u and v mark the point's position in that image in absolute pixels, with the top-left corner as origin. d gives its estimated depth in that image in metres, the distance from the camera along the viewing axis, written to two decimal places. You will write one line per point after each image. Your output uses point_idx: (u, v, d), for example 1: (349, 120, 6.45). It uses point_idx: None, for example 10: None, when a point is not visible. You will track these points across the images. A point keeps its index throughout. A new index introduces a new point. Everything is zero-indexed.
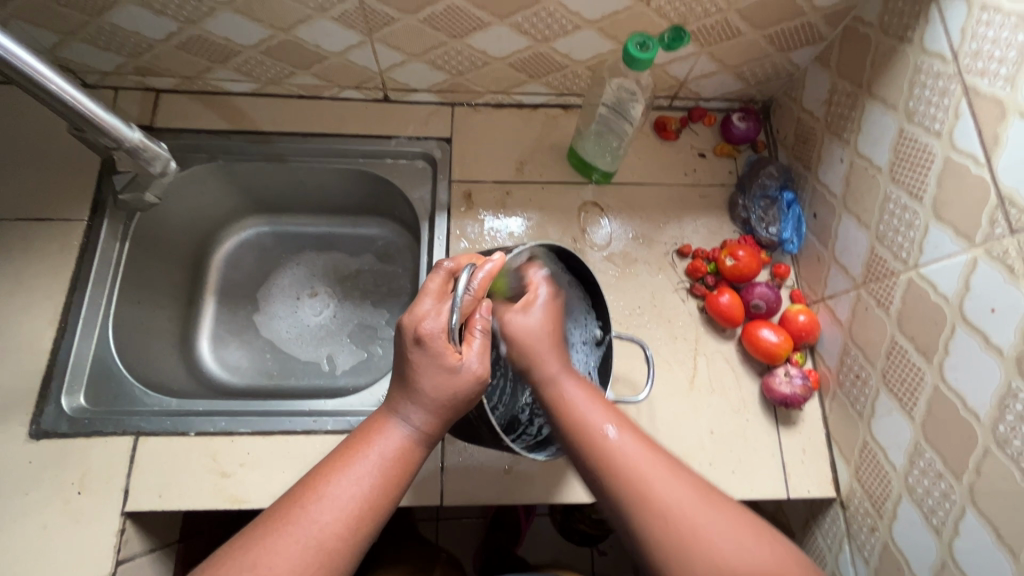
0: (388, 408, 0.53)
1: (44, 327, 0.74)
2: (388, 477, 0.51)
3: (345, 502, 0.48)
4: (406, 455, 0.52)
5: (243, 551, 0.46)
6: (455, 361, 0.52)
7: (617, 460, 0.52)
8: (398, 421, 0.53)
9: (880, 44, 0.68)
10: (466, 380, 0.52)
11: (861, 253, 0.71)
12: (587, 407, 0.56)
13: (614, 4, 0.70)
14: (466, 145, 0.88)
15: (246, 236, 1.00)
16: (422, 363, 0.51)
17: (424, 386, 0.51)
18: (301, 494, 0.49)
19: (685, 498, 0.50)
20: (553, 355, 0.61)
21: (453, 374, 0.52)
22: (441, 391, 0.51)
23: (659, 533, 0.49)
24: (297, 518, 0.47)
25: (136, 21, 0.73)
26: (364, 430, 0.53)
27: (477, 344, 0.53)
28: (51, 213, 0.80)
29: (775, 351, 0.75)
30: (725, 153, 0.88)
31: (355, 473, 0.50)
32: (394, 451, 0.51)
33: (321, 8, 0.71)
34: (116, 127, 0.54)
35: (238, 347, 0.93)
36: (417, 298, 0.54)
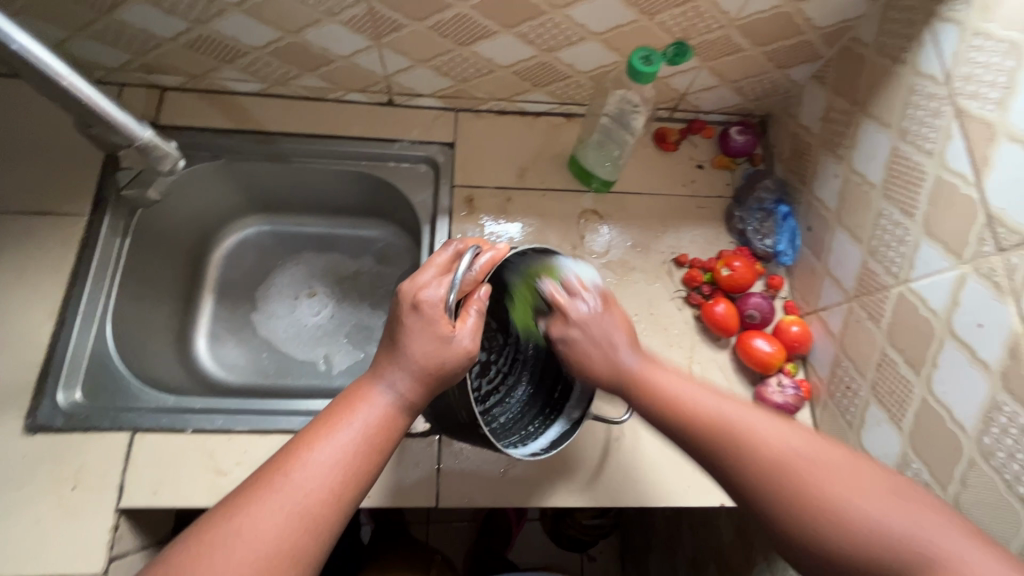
0: (372, 376, 0.53)
1: (42, 322, 0.74)
2: (374, 444, 0.50)
3: (330, 468, 0.47)
4: (391, 422, 0.52)
5: (226, 520, 0.44)
6: (447, 332, 0.53)
7: (731, 430, 0.52)
8: (382, 388, 0.52)
9: (876, 64, 0.69)
10: (454, 351, 0.53)
11: (854, 267, 0.72)
12: (685, 390, 0.57)
13: (618, 17, 0.72)
14: (469, 150, 0.89)
15: (246, 235, 1.00)
16: (415, 327, 0.53)
17: (413, 350, 0.52)
18: (282, 462, 0.48)
19: (804, 449, 0.50)
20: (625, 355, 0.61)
21: (443, 343, 0.52)
22: (430, 359, 0.52)
23: (776, 479, 0.48)
24: (280, 485, 0.46)
25: (145, 19, 0.74)
26: (345, 398, 0.52)
27: (470, 322, 0.54)
28: (51, 207, 0.80)
29: (768, 360, 0.76)
30: (723, 165, 0.90)
31: (339, 440, 0.49)
32: (380, 417, 0.51)
33: (330, 12, 0.72)
34: (129, 126, 0.56)
35: (235, 345, 0.93)
36: (420, 268, 0.57)
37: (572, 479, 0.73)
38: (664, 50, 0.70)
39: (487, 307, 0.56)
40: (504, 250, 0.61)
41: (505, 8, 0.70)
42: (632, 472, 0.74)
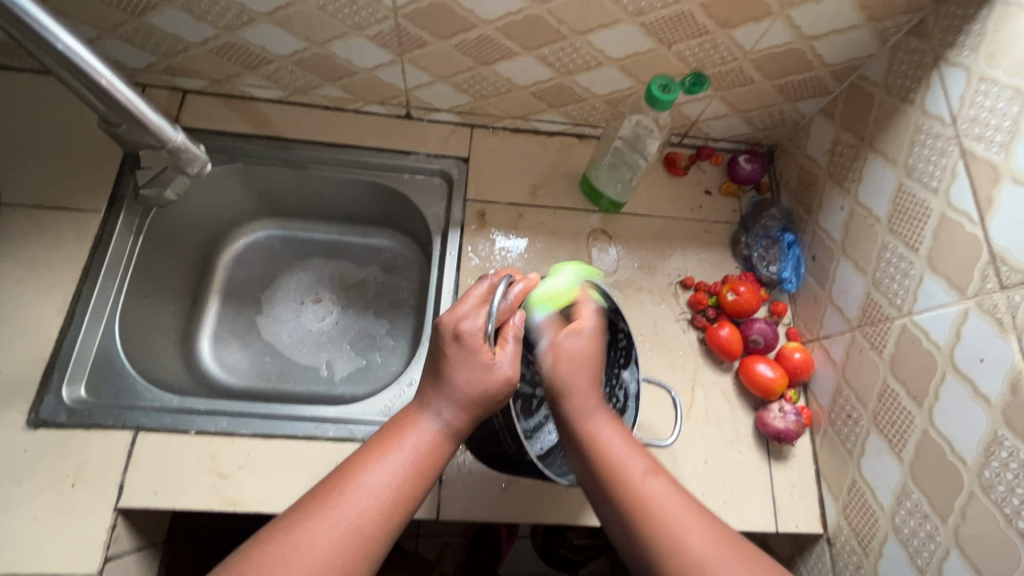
0: (421, 403, 0.55)
1: (52, 316, 0.74)
2: (423, 469, 0.52)
3: (381, 489, 0.49)
4: (438, 449, 0.53)
5: (283, 534, 0.45)
6: (490, 360, 0.54)
7: (651, 500, 0.51)
8: (430, 415, 0.54)
9: (884, 102, 0.72)
10: (496, 378, 0.54)
11: (858, 297, 0.74)
12: (621, 448, 0.55)
13: (637, 45, 0.74)
14: (482, 166, 0.90)
15: (256, 238, 1.01)
16: (458, 358, 0.54)
17: (458, 380, 0.53)
18: (335, 481, 0.49)
19: (709, 547, 0.48)
20: (591, 374, 0.61)
21: (487, 373, 0.54)
22: (473, 387, 0.53)
23: (664, 557, 0.48)
24: (335, 504, 0.47)
25: (174, 24, 0.75)
26: (395, 425, 0.54)
27: (509, 349, 0.55)
28: (67, 202, 0.80)
29: (771, 386, 0.77)
30: (730, 192, 0.92)
31: (391, 463, 0.51)
32: (428, 444, 0.53)
33: (357, 26, 0.73)
34: (162, 128, 0.58)
35: (238, 347, 0.93)
36: (459, 299, 0.57)
37: (577, 497, 0.74)
38: (682, 80, 0.74)
39: (523, 330, 0.57)
40: (535, 278, 0.62)
41: (528, 31, 0.72)
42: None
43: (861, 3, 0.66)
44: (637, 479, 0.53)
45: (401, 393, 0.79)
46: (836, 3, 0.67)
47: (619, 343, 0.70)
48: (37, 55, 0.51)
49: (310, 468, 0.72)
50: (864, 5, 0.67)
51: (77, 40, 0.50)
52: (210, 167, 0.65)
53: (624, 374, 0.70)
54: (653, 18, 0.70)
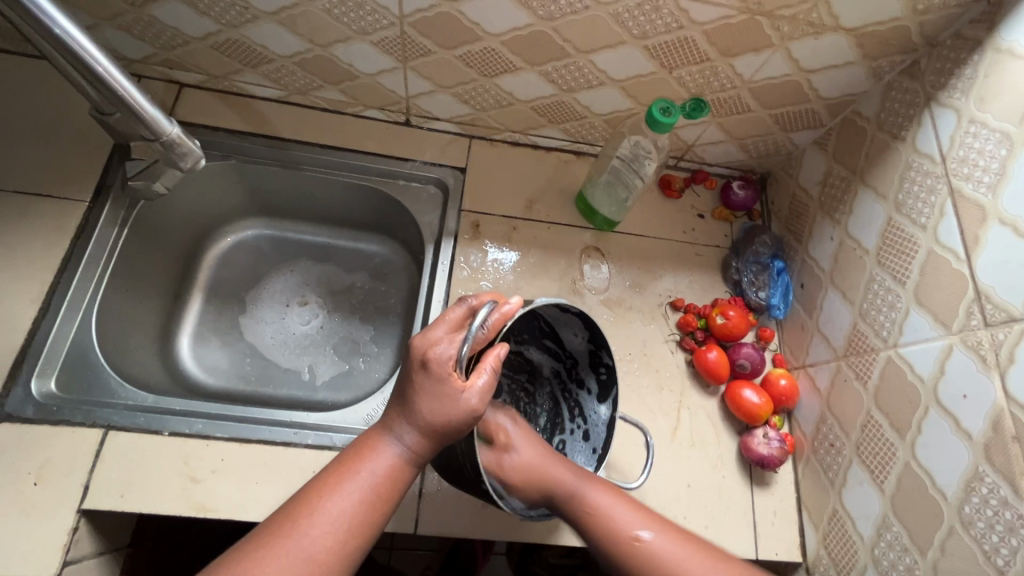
0: (382, 427, 0.54)
1: (26, 306, 0.72)
2: (384, 495, 0.51)
3: (338, 516, 0.48)
4: (400, 474, 0.53)
5: (238, 561, 0.45)
6: (457, 390, 0.52)
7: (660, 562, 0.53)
8: (391, 440, 0.53)
9: (875, 138, 0.74)
10: (461, 408, 0.53)
11: (844, 327, 0.75)
12: (614, 510, 0.57)
13: (640, 68, 0.75)
14: (479, 177, 0.90)
15: (244, 236, 0.99)
16: (424, 385, 0.53)
17: (422, 406, 0.52)
18: (293, 508, 0.49)
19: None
20: (556, 470, 0.62)
21: (452, 402, 0.52)
22: (436, 415, 0.52)
23: None
24: (289, 533, 0.47)
25: (176, 17, 0.74)
26: (356, 447, 0.54)
27: (483, 381, 0.53)
28: (50, 189, 0.78)
29: (756, 412, 0.77)
30: (723, 217, 0.93)
31: (349, 490, 0.50)
32: (390, 469, 0.52)
33: (362, 31, 0.73)
34: (156, 120, 0.56)
35: (219, 347, 0.92)
36: (433, 324, 0.56)
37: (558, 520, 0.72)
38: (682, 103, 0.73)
39: (503, 364, 0.55)
40: (519, 304, 0.57)
41: (533, 47, 0.73)
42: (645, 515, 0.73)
43: (859, 42, 0.68)
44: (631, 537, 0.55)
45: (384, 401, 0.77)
46: (834, 39, 0.68)
47: (601, 376, 0.69)
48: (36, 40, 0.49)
49: (285, 476, 0.70)
50: (860, 43, 0.68)
51: (74, 25, 0.48)
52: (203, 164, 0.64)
53: (602, 410, 0.69)
54: (657, 42, 0.70)
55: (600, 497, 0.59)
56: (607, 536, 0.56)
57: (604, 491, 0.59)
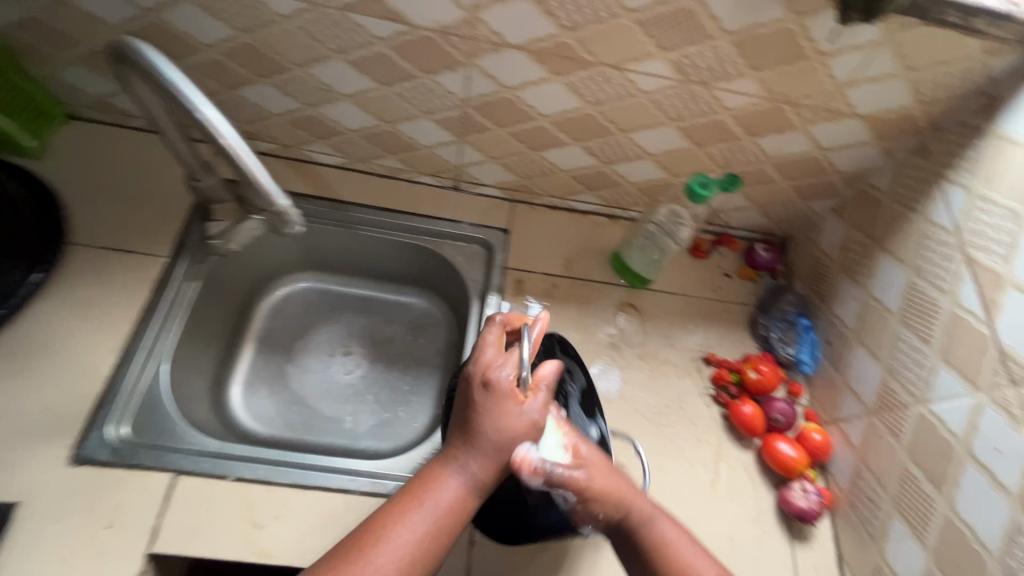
0: (447, 458, 0.58)
1: (106, 354, 0.77)
2: (447, 523, 0.55)
3: (403, 546, 0.52)
4: (467, 502, 0.56)
5: None
6: (519, 405, 0.58)
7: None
8: (455, 471, 0.57)
9: (890, 208, 0.81)
10: (524, 424, 0.58)
11: (874, 383, 0.79)
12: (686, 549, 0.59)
13: (675, 145, 0.83)
14: (521, 238, 0.97)
15: (295, 289, 1.06)
16: (489, 406, 0.58)
17: (487, 429, 0.57)
18: (362, 536, 0.53)
19: None
20: (631, 494, 0.61)
21: (519, 421, 0.58)
22: (502, 436, 0.57)
23: None
24: (357, 561, 0.51)
25: (262, 97, 0.83)
26: (421, 478, 0.57)
27: (541, 396, 0.60)
28: (134, 245, 0.85)
29: (792, 464, 0.81)
30: (748, 276, 0.99)
31: (414, 520, 0.54)
32: (455, 499, 0.56)
33: (427, 111, 0.81)
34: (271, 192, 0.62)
35: (267, 396, 0.96)
36: (480, 348, 0.63)
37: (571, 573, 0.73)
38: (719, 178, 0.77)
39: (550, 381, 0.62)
40: (547, 318, 0.68)
41: (580, 127, 0.81)
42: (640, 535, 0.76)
43: (873, 125, 0.76)
44: None
45: (434, 449, 0.80)
46: (851, 124, 0.76)
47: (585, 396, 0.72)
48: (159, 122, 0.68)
49: (342, 523, 0.72)
50: (874, 128, 0.76)
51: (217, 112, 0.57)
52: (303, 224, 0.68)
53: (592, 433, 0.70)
54: (692, 124, 0.78)
55: (671, 530, 0.60)
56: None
57: (671, 525, 0.60)
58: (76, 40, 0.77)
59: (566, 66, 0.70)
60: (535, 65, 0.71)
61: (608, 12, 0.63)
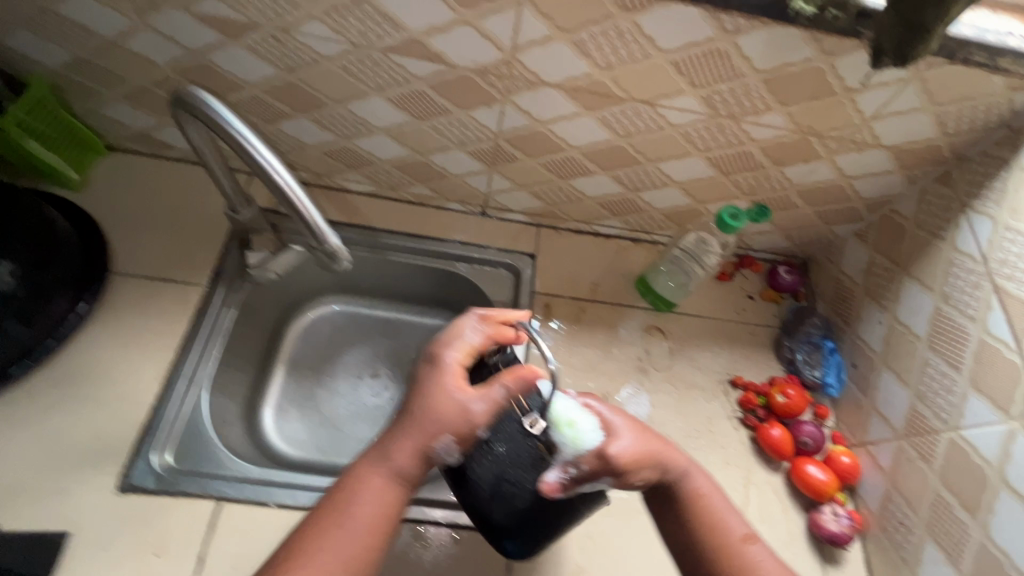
0: (372, 456, 0.58)
1: (150, 384, 0.79)
2: (378, 520, 0.55)
3: (334, 551, 0.53)
4: (395, 495, 0.57)
5: None
6: (454, 387, 0.59)
7: (758, 565, 0.60)
8: (379, 468, 0.57)
9: (915, 235, 0.82)
10: (456, 408, 0.57)
11: (902, 408, 0.80)
12: (721, 502, 0.65)
13: (701, 174, 0.84)
14: (547, 263, 0.99)
15: (322, 312, 1.08)
16: (424, 390, 0.59)
17: (416, 415, 0.58)
18: (294, 546, 0.54)
19: None
20: (670, 454, 0.64)
21: (448, 402, 0.58)
22: (433, 421, 0.57)
23: None
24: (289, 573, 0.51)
25: (299, 130, 0.85)
26: (347, 478, 0.58)
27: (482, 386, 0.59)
28: (174, 274, 0.87)
29: (823, 488, 0.81)
30: (771, 298, 1.01)
31: (341, 525, 0.54)
32: (383, 493, 0.56)
33: (460, 144, 0.83)
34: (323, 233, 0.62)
35: (298, 418, 0.98)
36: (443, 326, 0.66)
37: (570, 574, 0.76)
38: (749, 209, 0.84)
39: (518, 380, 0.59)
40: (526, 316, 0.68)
41: (609, 158, 0.83)
42: (647, 544, 0.78)
43: (898, 155, 0.77)
44: (741, 540, 0.62)
45: None
46: (876, 154, 0.78)
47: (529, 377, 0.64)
48: (208, 164, 0.70)
49: None
50: (898, 158, 0.78)
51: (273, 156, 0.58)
52: (349, 257, 0.67)
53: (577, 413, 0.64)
54: (719, 154, 0.80)
55: (706, 484, 0.65)
56: (716, 530, 0.63)
57: (704, 478, 0.66)
58: (121, 77, 0.79)
59: (599, 101, 0.72)
60: (569, 101, 0.73)
61: (643, 53, 0.65)
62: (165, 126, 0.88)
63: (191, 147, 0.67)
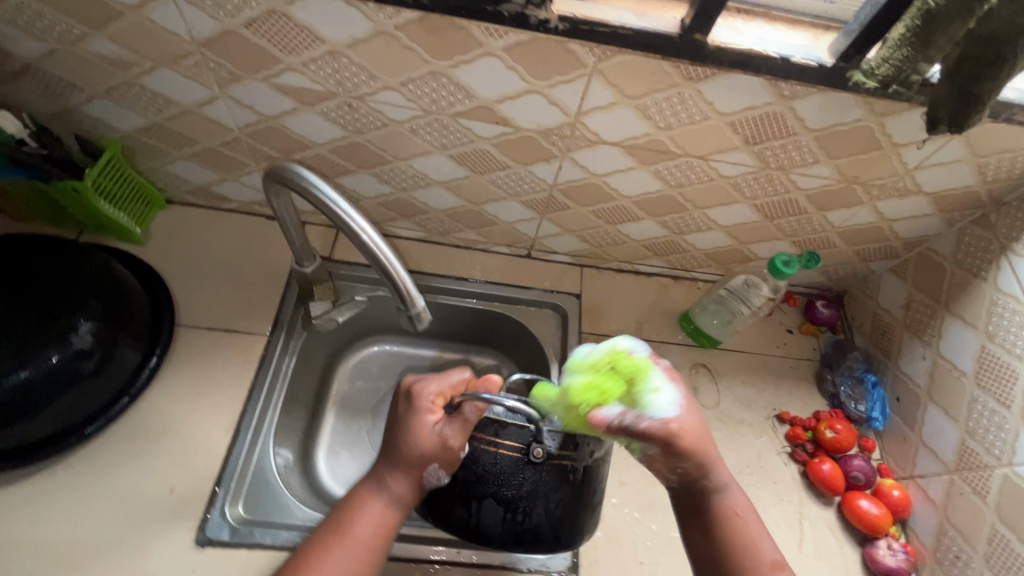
0: (369, 484, 0.66)
1: (220, 434, 0.81)
2: (370, 544, 0.62)
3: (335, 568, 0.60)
4: (390, 522, 0.64)
5: None
6: (427, 425, 0.65)
7: None
8: (374, 495, 0.65)
9: (955, 273, 0.85)
10: (431, 443, 0.64)
11: (952, 442, 0.83)
12: (754, 523, 0.64)
13: (746, 219, 0.88)
14: (593, 302, 1.02)
15: (368, 352, 1.10)
16: (400, 425, 0.66)
17: (399, 446, 0.65)
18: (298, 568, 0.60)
19: None
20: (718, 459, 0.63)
21: (427, 439, 0.64)
22: (416, 453, 0.64)
23: None
24: None
25: (359, 184, 0.88)
26: (346, 505, 0.65)
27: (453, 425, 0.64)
28: (237, 324, 0.90)
29: (878, 522, 0.83)
30: (810, 332, 1.04)
31: (341, 546, 0.61)
32: (378, 520, 0.63)
33: (515, 195, 0.87)
34: (411, 296, 0.66)
35: (349, 459, 0.99)
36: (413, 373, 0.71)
37: None
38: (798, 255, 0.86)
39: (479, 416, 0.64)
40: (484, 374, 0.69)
41: (659, 206, 0.86)
42: None
43: (937, 201, 0.81)
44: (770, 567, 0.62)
45: None
46: (916, 200, 0.81)
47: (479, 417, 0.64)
48: (284, 223, 0.73)
49: None
50: (938, 203, 0.82)
51: (367, 222, 0.62)
52: (429, 314, 0.69)
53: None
54: (766, 202, 0.84)
55: (742, 503, 0.65)
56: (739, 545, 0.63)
57: (741, 497, 0.65)
58: (190, 138, 0.82)
59: (654, 157, 0.76)
60: (626, 157, 0.76)
61: (703, 115, 0.69)
62: (227, 181, 0.92)
63: (268, 207, 0.70)
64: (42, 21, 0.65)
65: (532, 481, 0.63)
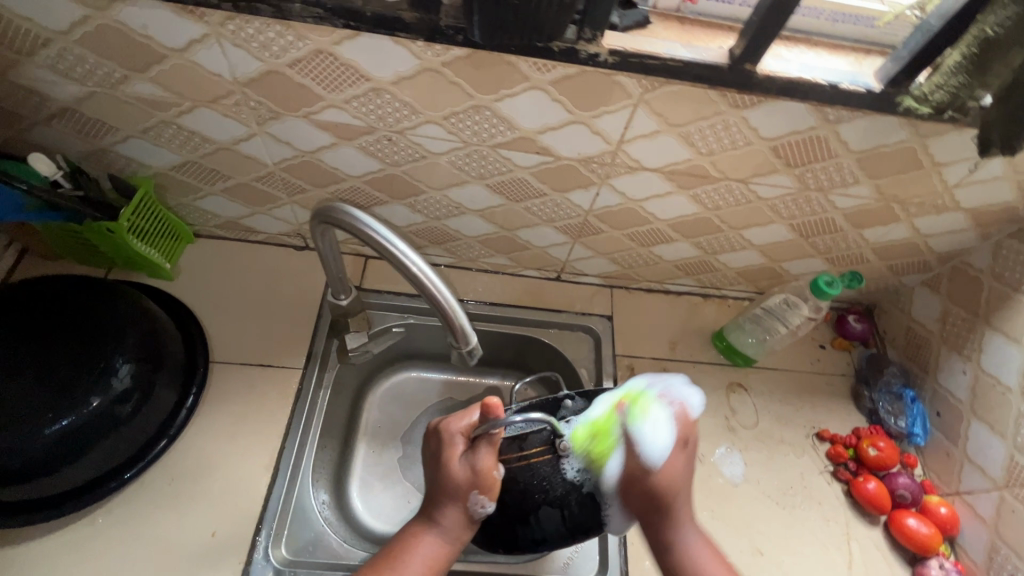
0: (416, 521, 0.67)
1: (260, 473, 0.80)
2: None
3: None
4: (442, 556, 0.65)
5: None
6: (455, 460, 0.65)
7: None
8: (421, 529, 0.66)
9: (994, 287, 0.85)
10: (462, 476, 0.65)
11: (999, 458, 0.82)
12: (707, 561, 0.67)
13: (781, 238, 0.88)
14: (625, 324, 1.01)
15: (397, 378, 1.06)
16: (434, 463, 0.67)
17: (436, 483, 0.66)
18: None
19: None
20: (687, 503, 0.68)
21: (458, 473, 0.65)
22: (452, 488, 0.65)
23: None
24: None
25: (391, 214, 0.87)
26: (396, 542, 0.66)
27: (478, 455, 0.64)
28: (272, 358, 0.89)
29: (928, 542, 0.82)
30: (843, 347, 1.03)
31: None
32: (430, 555, 0.64)
33: (550, 221, 0.86)
34: (465, 334, 0.65)
35: (382, 491, 0.95)
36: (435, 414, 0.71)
37: None
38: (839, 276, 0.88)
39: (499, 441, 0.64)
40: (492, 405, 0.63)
41: (694, 228, 0.86)
42: None
43: (975, 216, 0.81)
44: None
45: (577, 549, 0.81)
46: (953, 216, 0.81)
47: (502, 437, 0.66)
48: (325, 258, 0.72)
49: None
50: (975, 218, 0.82)
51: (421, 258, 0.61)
52: (482, 348, 0.69)
53: (570, 402, 0.69)
54: (802, 222, 0.84)
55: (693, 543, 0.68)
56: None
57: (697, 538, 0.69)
58: (223, 174, 0.81)
59: (693, 182, 0.76)
60: (665, 182, 0.76)
61: (746, 141, 0.68)
62: (256, 214, 0.91)
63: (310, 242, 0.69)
64: (83, 66, 0.65)
65: (572, 471, 0.63)
